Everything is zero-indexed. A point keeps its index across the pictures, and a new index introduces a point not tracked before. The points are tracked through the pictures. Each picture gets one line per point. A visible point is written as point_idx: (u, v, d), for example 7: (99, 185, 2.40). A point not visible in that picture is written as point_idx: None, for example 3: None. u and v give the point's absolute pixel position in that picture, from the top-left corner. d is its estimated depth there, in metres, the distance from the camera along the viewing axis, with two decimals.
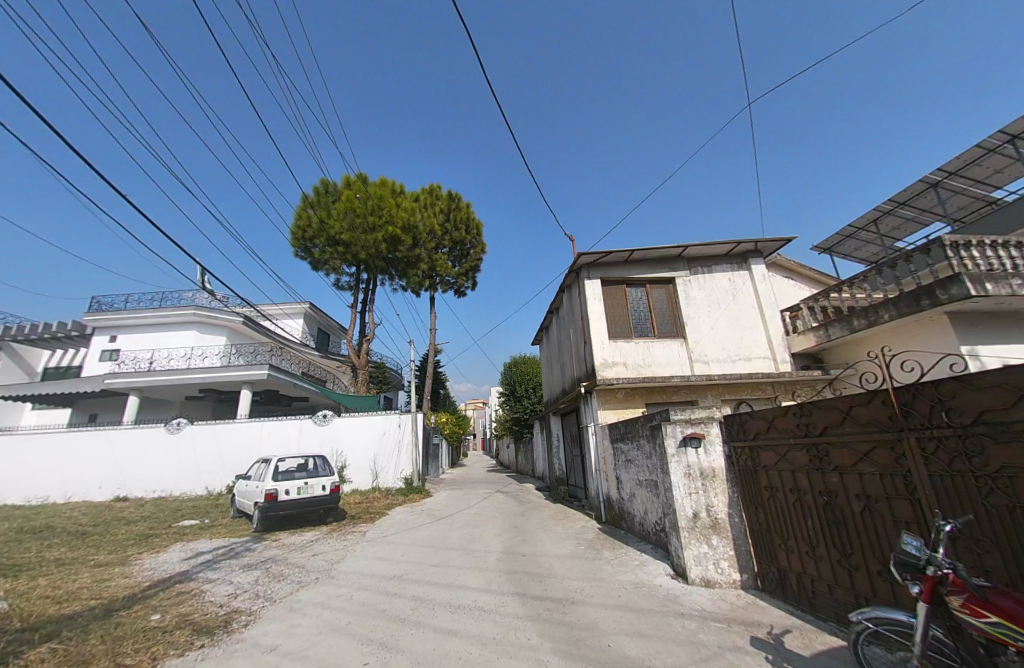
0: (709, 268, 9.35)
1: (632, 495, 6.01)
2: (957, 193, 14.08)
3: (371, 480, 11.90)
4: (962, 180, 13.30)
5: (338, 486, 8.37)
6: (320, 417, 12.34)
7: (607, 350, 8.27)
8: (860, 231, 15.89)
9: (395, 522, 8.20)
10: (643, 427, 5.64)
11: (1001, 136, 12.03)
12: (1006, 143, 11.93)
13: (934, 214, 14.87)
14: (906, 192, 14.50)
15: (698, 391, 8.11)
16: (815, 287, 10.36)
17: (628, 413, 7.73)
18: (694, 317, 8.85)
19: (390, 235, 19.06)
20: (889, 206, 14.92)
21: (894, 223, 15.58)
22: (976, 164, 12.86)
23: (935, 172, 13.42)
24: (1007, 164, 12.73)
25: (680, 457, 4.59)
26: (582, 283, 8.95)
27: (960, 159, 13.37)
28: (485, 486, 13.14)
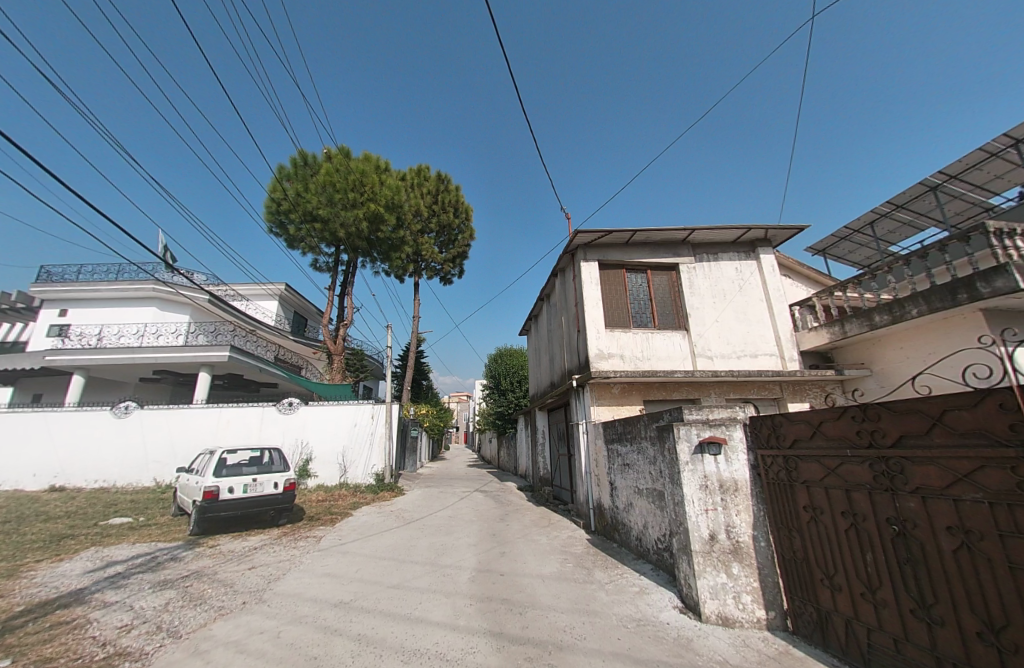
0: (715, 255, 8.58)
1: (628, 504, 5.23)
2: (956, 198, 13.70)
3: (338, 475, 10.85)
4: (962, 184, 12.91)
5: (293, 483, 7.32)
6: (284, 405, 11.23)
7: (603, 340, 7.41)
8: (856, 234, 15.45)
9: (357, 525, 7.24)
10: (645, 428, 4.83)
11: (1005, 139, 11.61)
12: (1009, 147, 11.52)
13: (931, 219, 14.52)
14: (904, 195, 14.06)
15: (701, 389, 7.33)
16: (820, 285, 9.76)
17: (624, 410, 6.88)
18: (697, 307, 8.05)
19: (372, 214, 17.92)
20: (886, 209, 14.51)
21: (890, 227, 15.18)
22: (977, 168, 12.45)
23: (936, 175, 12.97)
24: (1007, 170, 12.36)
25: (695, 466, 3.79)
26: (578, 265, 8.06)
27: (961, 163, 12.95)
28: (463, 484, 12.26)
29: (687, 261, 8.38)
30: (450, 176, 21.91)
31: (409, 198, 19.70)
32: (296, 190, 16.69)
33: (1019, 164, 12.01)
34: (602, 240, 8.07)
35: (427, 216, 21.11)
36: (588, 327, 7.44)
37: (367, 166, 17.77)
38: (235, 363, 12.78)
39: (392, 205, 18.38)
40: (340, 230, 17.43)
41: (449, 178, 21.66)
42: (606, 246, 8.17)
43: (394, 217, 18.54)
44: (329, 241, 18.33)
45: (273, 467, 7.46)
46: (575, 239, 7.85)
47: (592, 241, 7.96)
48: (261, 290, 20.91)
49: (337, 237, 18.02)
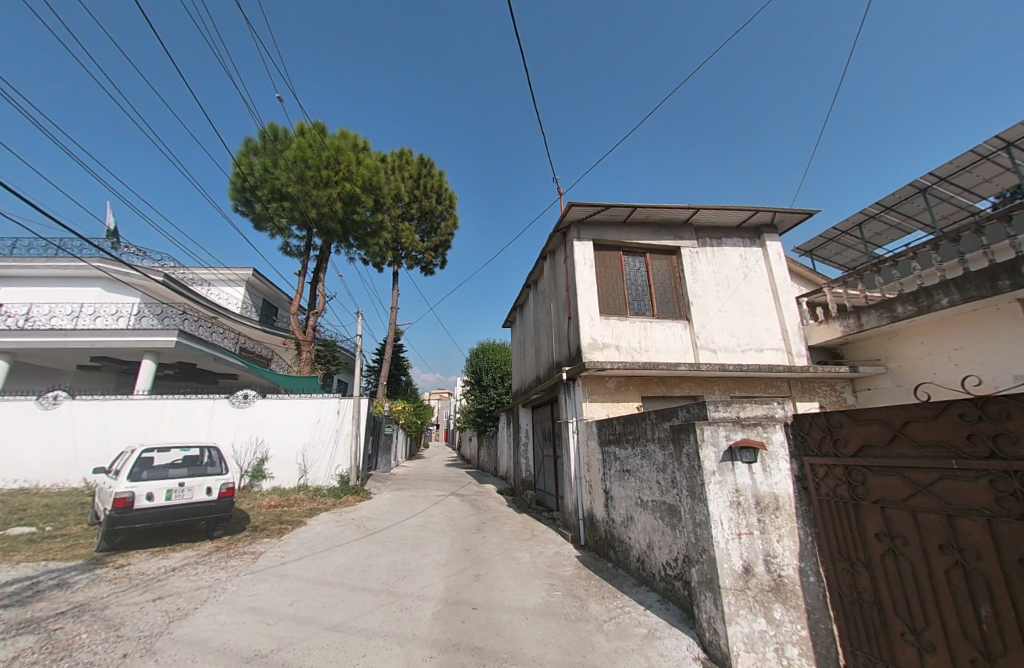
0: (719, 240, 7.85)
1: (628, 517, 4.41)
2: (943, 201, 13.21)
3: (297, 477, 9.70)
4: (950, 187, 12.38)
5: (232, 488, 6.15)
6: (237, 398, 10.00)
7: (597, 328, 6.57)
8: (844, 235, 14.99)
9: (309, 538, 6.19)
10: (652, 427, 3.99)
11: (996, 141, 10.85)
12: (1001, 150, 10.78)
13: (919, 222, 14.06)
14: (892, 197, 13.53)
15: (704, 385, 6.55)
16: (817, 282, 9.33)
17: (619, 407, 6.04)
18: (700, 295, 7.29)
19: (347, 194, 16.62)
20: (875, 210, 13.98)
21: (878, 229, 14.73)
22: (967, 171, 11.90)
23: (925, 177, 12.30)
24: (997, 174, 11.80)
25: (725, 477, 2.96)
26: (570, 245, 7.17)
27: (951, 165, 12.37)
28: (437, 486, 11.27)
29: (690, 244, 7.62)
30: (433, 160, 20.73)
31: (389, 181, 18.46)
32: (263, 164, 15.25)
33: (1009, 168, 11.45)
34: (599, 218, 7.20)
35: (407, 202, 19.92)
36: (580, 313, 6.56)
37: (344, 143, 16.46)
38: (184, 350, 11.36)
39: (370, 186, 17.15)
40: (312, 210, 16.09)
41: (433, 162, 20.50)
42: (601, 225, 7.31)
43: (372, 200, 17.32)
44: (300, 223, 16.94)
45: (209, 468, 6.27)
46: (568, 213, 6.94)
47: (587, 218, 7.09)
48: (225, 276, 19.35)
49: (309, 219, 16.66)
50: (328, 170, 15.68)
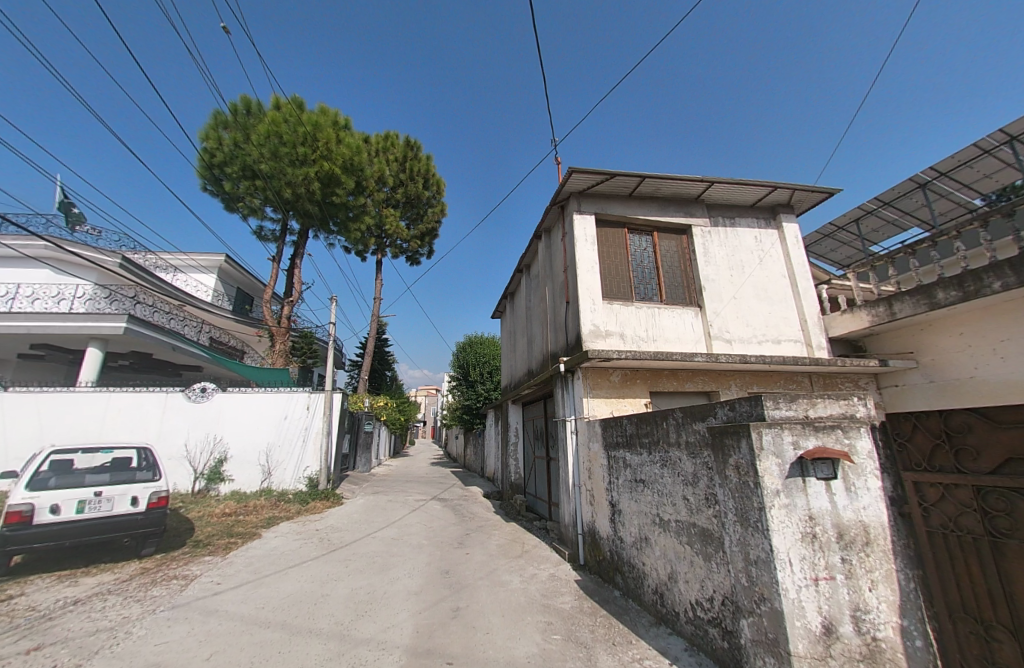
0: (732, 219, 7.17)
1: (641, 538, 3.61)
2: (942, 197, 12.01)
3: (260, 480, 8.67)
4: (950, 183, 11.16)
5: (165, 498, 5.11)
6: (194, 392, 8.91)
7: (599, 313, 5.74)
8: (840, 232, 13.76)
9: (260, 556, 5.22)
10: (676, 429, 3.18)
11: (999, 135, 9.66)
12: (1004, 144, 9.61)
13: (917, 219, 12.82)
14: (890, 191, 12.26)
15: (719, 379, 5.77)
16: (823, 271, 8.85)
17: (625, 404, 5.23)
18: (713, 279, 6.52)
19: (326, 173, 15.40)
20: (872, 205, 12.72)
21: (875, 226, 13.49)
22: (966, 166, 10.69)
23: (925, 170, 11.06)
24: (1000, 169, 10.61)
25: (793, 500, 2.18)
26: (569, 219, 6.30)
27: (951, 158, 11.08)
28: (419, 488, 10.35)
29: (701, 223, 6.85)
30: (420, 143, 19.62)
31: (373, 162, 17.39)
32: (233, 139, 13.94)
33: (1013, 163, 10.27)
34: (602, 189, 6.35)
35: (392, 186, 18.80)
36: (580, 296, 5.73)
37: (323, 119, 15.26)
38: (137, 338, 10.12)
39: (351, 166, 15.99)
40: (287, 190, 14.88)
41: (420, 144, 19.38)
42: (604, 198, 6.47)
43: (353, 181, 16.18)
44: (276, 205, 15.69)
45: (138, 473, 5.22)
46: (569, 182, 6.07)
47: (589, 188, 6.23)
48: (195, 261, 17.96)
49: (284, 199, 15.44)
50: (304, 147, 14.50)
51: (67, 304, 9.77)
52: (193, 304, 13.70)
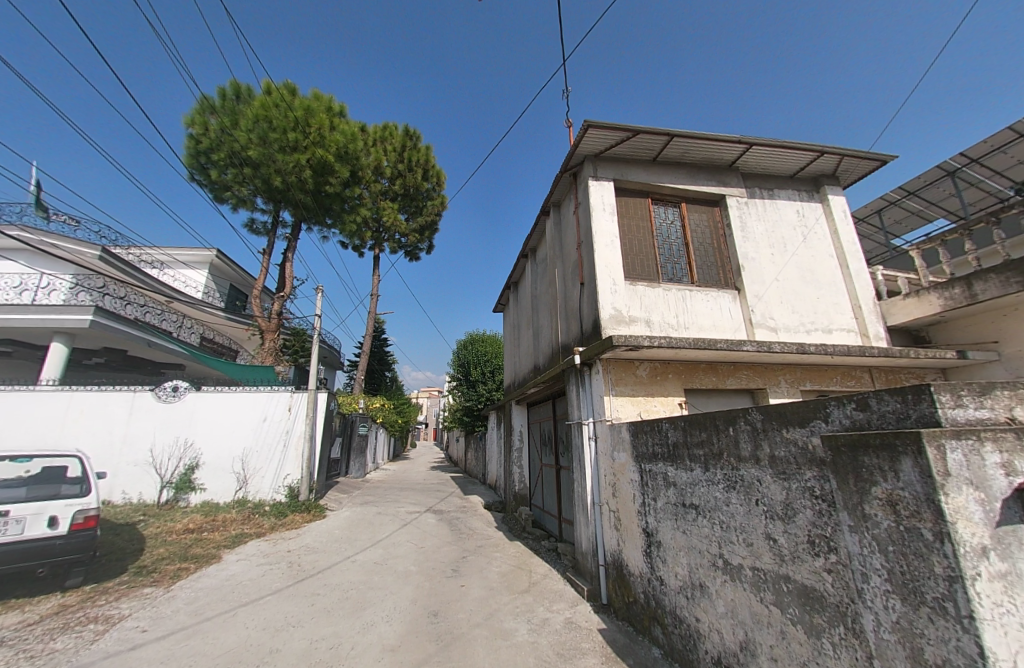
0: (772, 190, 6.39)
1: (693, 585, 2.72)
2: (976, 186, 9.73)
3: (234, 490, 7.74)
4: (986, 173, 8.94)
5: (96, 518, 4.15)
6: (164, 391, 8.04)
7: (621, 295, 4.80)
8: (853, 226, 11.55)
9: (211, 589, 4.27)
10: (752, 439, 2.31)
11: None
12: None
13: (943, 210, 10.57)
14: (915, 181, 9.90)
15: (765, 374, 4.84)
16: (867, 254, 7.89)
17: (655, 402, 4.29)
18: (753, 257, 5.64)
19: (318, 161, 14.46)
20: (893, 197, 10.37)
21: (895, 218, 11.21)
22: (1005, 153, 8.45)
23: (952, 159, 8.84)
24: None
25: (1015, 565, 1.31)
26: (584, 186, 5.38)
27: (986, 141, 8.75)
28: (413, 498, 9.38)
29: (735, 194, 5.95)
30: (420, 132, 18.77)
31: (368, 152, 16.54)
32: (220, 124, 13.04)
33: None
34: (623, 152, 5.44)
35: (390, 177, 17.97)
36: (597, 275, 4.80)
37: (316, 104, 14.44)
38: (106, 332, 9.22)
39: (345, 154, 15.16)
40: (276, 178, 13.97)
41: (419, 134, 18.52)
42: (623, 162, 5.56)
43: (347, 170, 15.35)
44: (265, 196, 14.82)
45: (65, 487, 4.26)
46: (584, 141, 5.16)
47: (607, 149, 5.32)
48: (184, 256, 17.11)
49: (273, 189, 14.55)
50: (296, 132, 13.63)
51: (29, 296, 8.80)
52: (181, 301, 12.86)
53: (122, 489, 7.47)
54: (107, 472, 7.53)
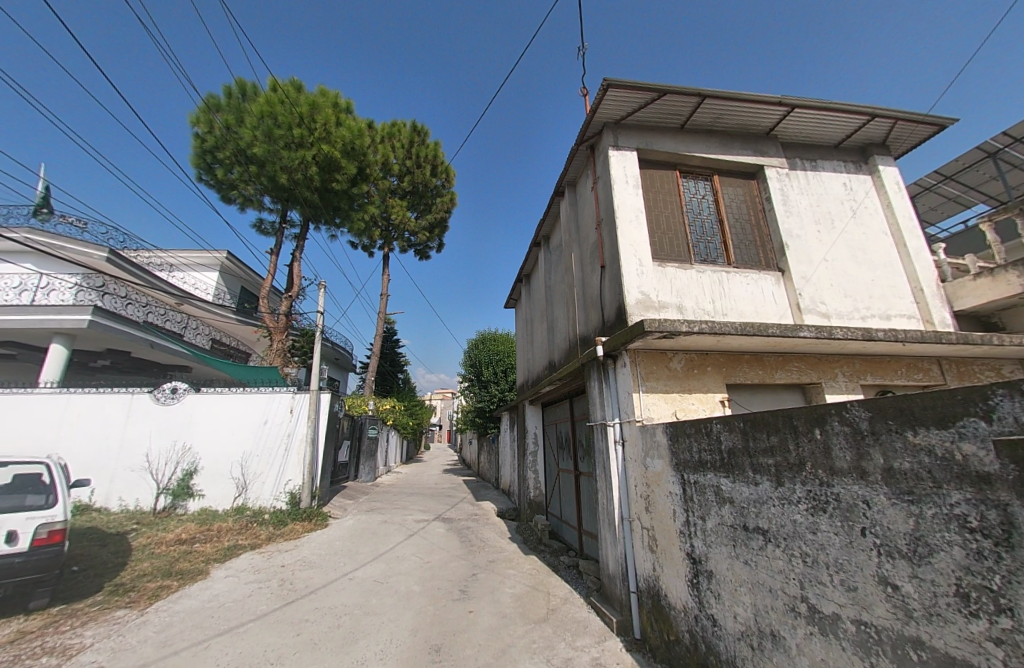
0: (814, 161, 5.71)
1: (762, 633, 2.12)
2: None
3: (234, 496, 7.33)
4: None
5: (62, 533, 3.72)
6: (163, 393, 7.72)
7: (649, 278, 4.19)
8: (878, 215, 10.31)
9: (189, 613, 3.79)
10: (852, 446, 1.73)
11: None
12: None
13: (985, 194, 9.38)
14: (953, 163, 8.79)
15: (820, 367, 4.17)
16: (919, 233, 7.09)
17: (693, 399, 3.67)
18: (797, 234, 4.98)
19: (325, 157, 14.09)
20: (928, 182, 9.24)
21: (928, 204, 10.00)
22: None
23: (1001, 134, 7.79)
24: None
25: None
26: (603, 158, 4.79)
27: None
28: (422, 504, 8.84)
29: (774, 165, 5.29)
30: (428, 128, 18.37)
31: (376, 148, 16.17)
32: (225, 122, 12.85)
33: None
34: (646, 118, 4.84)
35: (398, 174, 17.66)
36: (621, 255, 4.20)
37: (322, 100, 14.16)
38: (107, 333, 8.98)
39: (352, 150, 14.74)
40: (282, 175, 13.58)
41: (427, 129, 18.11)
42: (646, 131, 4.96)
43: (354, 166, 14.90)
44: (272, 194, 14.51)
45: (24, 500, 3.79)
46: (602, 106, 4.58)
47: (629, 116, 4.73)
48: (196, 258, 17.06)
49: (280, 187, 14.17)
50: (301, 128, 13.29)
51: (29, 296, 8.55)
52: (192, 304, 12.77)
53: (119, 495, 7.19)
54: (105, 477, 7.25)
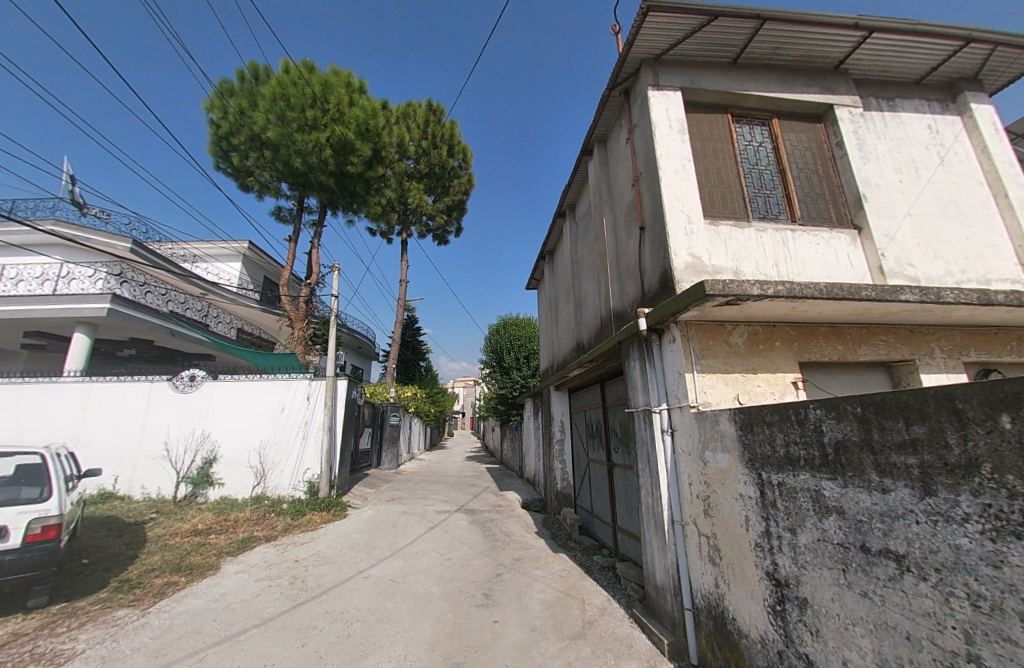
0: (892, 101, 4.80)
1: None
2: None
3: (253, 485, 7.17)
4: None
5: (58, 529, 3.47)
6: (181, 381, 7.60)
7: (700, 238, 3.52)
8: None
9: (192, 616, 3.51)
10: None
11: None
12: None
13: None
14: None
15: (913, 341, 3.44)
16: None
17: (758, 380, 3.04)
18: (875, 185, 4.17)
19: (339, 139, 13.61)
20: None
21: None
22: None
23: None
24: None
25: None
26: (640, 101, 4.09)
27: None
28: (444, 494, 8.51)
29: (845, 105, 4.45)
30: (444, 106, 17.65)
31: (391, 129, 15.60)
32: (239, 107, 12.60)
33: None
34: (691, 52, 4.09)
35: (414, 156, 17.15)
36: (665, 212, 3.54)
37: (335, 80, 13.65)
38: (127, 322, 8.97)
39: (366, 131, 14.15)
40: (296, 159, 13.21)
41: (443, 108, 17.42)
42: (691, 68, 4.21)
43: (369, 148, 14.36)
44: (288, 180, 14.14)
45: (18, 495, 3.55)
46: (640, 37, 3.85)
47: (672, 49, 4.00)
48: (219, 249, 17.15)
49: (295, 172, 13.78)
50: (313, 109, 12.82)
51: (51, 286, 8.53)
52: (217, 295, 12.77)
53: (142, 483, 7.20)
54: (128, 466, 7.27)
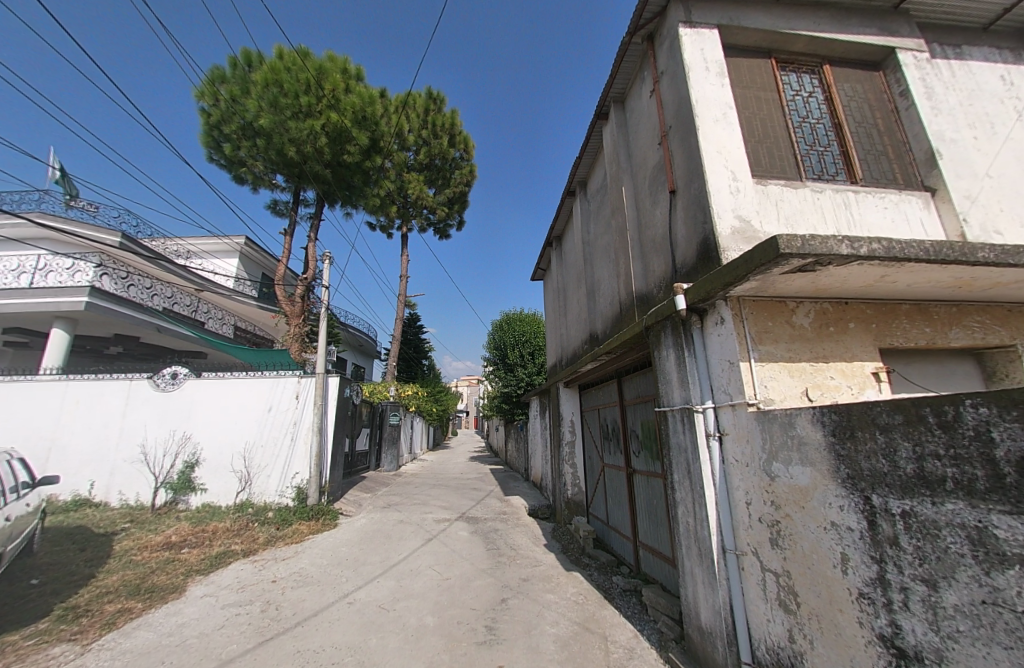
0: (959, 49, 4.12)
1: None
2: None
3: (237, 490, 6.61)
4: None
5: None
6: (162, 379, 7.06)
7: (748, 198, 2.88)
8: None
9: (138, 655, 2.93)
10: None
11: None
12: None
13: None
14: None
15: (1012, 322, 2.79)
16: None
17: (829, 370, 2.41)
18: (948, 141, 3.52)
19: (335, 127, 12.96)
20: None
21: None
22: None
23: None
24: None
25: None
26: (669, 43, 3.45)
27: None
28: (444, 499, 7.90)
29: (908, 49, 3.80)
30: (444, 94, 17.06)
31: (389, 118, 14.99)
32: (230, 94, 12.06)
33: None
34: None
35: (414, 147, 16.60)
36: (705, 167, 2.91)
37: (330, 66, 13.05)
38: (108, 316, 8.44)
39: (364, 119, 13.53)
40: (291, 148, 12.63)
41: (443, 96, 16.83)
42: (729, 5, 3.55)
43: (367, 136, 13.71)
44: (283, 171, 13.56)
45: None
46: None
47: None
48: (215, 244, 16.63)
49: (290, 162, 13.20)
50: (308, 96, 12.23)
51: (27, 278, 8.03)
52: (213, 292, 12.29)
53: (119, 489, 6.67)
54: (104, 471, 6.74)
